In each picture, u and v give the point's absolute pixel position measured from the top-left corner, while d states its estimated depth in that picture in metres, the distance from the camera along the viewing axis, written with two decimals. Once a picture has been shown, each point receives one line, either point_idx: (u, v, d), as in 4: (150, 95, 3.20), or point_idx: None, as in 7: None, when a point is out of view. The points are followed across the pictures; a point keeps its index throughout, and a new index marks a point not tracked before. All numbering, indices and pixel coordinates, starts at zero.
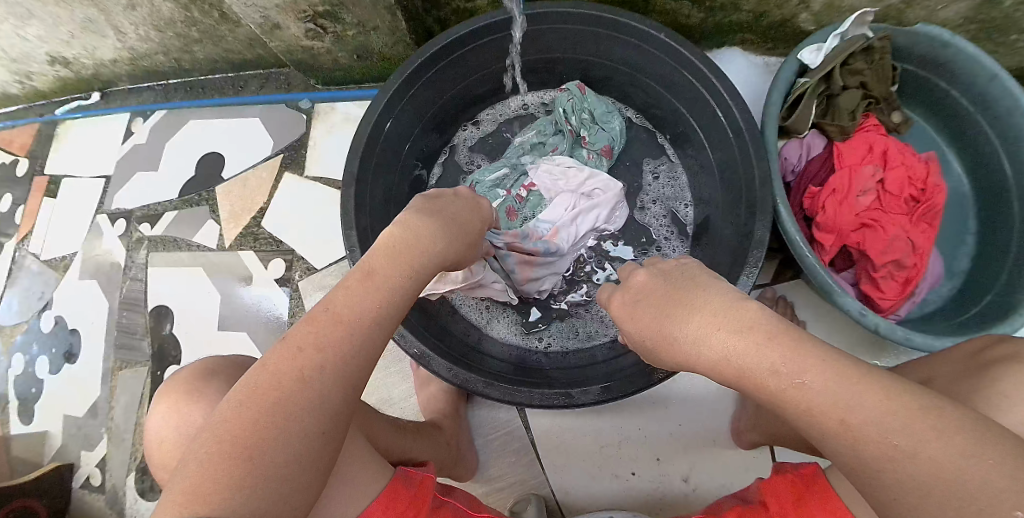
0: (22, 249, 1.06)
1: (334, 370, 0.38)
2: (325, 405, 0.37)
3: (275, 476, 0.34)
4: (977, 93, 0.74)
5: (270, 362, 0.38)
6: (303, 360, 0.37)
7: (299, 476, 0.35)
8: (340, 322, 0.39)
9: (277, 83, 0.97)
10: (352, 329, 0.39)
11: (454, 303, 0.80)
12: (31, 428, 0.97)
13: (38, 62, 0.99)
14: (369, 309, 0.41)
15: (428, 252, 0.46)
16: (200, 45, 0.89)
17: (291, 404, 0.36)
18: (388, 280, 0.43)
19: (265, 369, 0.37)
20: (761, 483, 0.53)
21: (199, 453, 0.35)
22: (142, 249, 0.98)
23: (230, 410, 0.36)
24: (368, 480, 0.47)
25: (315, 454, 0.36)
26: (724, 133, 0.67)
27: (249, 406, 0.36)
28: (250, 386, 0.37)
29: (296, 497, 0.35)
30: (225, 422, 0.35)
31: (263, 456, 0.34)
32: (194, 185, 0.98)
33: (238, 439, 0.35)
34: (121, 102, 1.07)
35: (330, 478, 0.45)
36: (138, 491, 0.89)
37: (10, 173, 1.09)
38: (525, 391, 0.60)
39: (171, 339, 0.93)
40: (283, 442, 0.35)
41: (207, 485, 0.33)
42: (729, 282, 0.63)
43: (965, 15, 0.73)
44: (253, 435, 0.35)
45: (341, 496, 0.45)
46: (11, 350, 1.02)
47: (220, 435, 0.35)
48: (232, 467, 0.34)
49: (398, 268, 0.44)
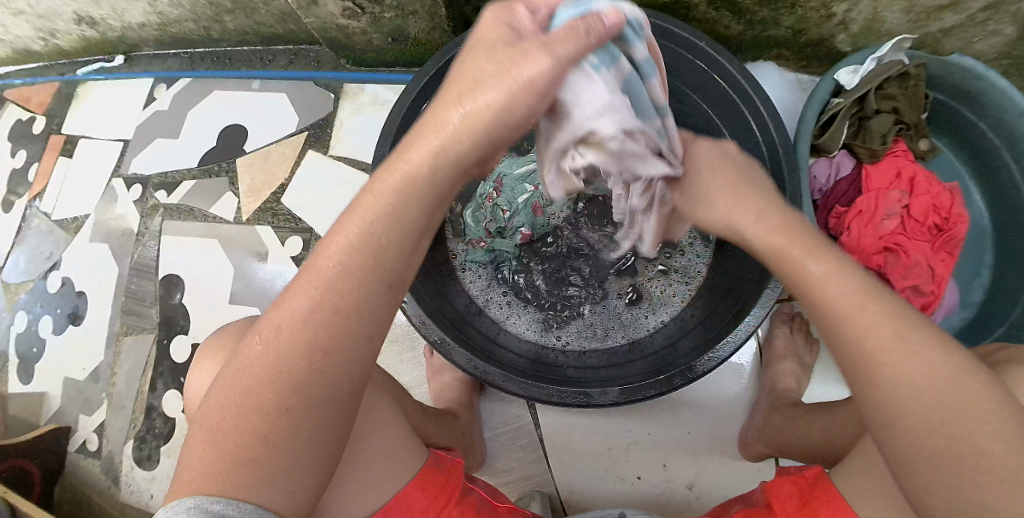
0: (33, 206, 1.05)
1: (321, 360, 0.36)
2: (319, 394, 0.36)
3: (282, 469, 0.36)
4: (1004, 127, 0.74)
5: (252, 344, 0.37)
6: (284, 346, 0.36)
7: (309, 465, 0.37)
8: (324, 287, 0.36)
9: (307, 60, 0.96)
10: (335, 295, 0.36)
11: (474, 298, 0.81)
12: (29, 387, 0.97)
13: (65, 20, 0.98)
14: (355, 269, 0.36)
15: (478, 104, 0.34)
16: (232, 15, 0.89)
17: (281, 398, 0.36)
18: (377, 214, 0.37)
19: (245, 353, 0.37)
20: (765, 486, 0.52)
21: (202, 443, 0.37)
22: (157, 217, 0.97)
23: (220, 401, 0.37)
24: (408, 456, 0.49)
25: (318, 443, 0.37)
26: (757, 147, 0.67)
27: (237, 398, 0.36)
28: (234, 378, 0.37)
29: (310, 480, 0.37)
30: (208, 406, 0.38)
31: (262, 451, 0.36)
32: (214, 156, 0.97)
33: (233, 434, 0.36)
34: (145, 66, 1.06)
35: (368, 456, 0.46)
36: (135, 460, 0.88)
37: (28, 130, 1.09)
38: (543, 387, 0.61)
39: (181, 309, 0.92)
40: (281, 435, 0.36)
41: (214, 478, 0.36)
42: (754, 293, 0.63)
43: (999, 49, 0.73)
44: (247, 431, 0.36)
45: (377, 471, 0.46)
46: (15, 308, 1.01)
47: (219, 426, 0.37)
48: (235, 461, 0.36)
49: (396, 179, 0.36)
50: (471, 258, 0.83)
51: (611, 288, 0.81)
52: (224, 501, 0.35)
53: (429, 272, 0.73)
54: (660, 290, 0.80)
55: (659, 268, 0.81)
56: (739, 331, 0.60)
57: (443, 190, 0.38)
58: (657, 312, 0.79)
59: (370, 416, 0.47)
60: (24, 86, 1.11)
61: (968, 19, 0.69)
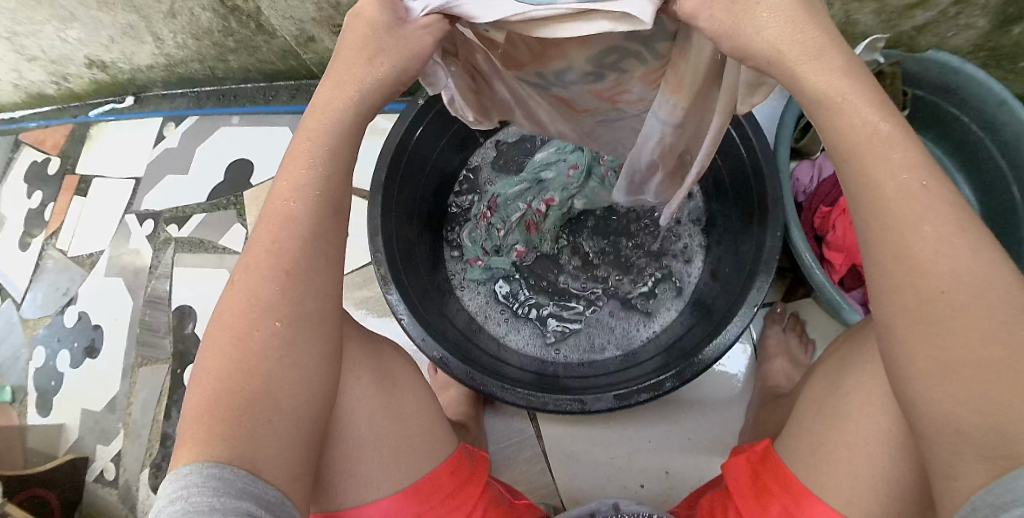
0: (50, 243, 1.09)
1: (294, 317, 0.39)
2: (294, 353, 0.39)
3: (270, 427, 0.38)
4: (989, 117, 0.76)
5: (225, 312, 0.40)
6: (254, 301, 0.39)
7: (294, 426, 0.39)
8: (274, 237, 0.39)
9: (308, 94, 1.00)
10: (290, 249, 0.39)
11: (474, 315, 0.84)
12: (47, 420, 0.99)
13: (77, 65, 1.02)
14: (303, 221, 0.39)
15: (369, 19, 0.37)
16: (235, 54, 0.93)
17: (262, 354, 0.38)
18: (314, 158, 0.39)
19: (220, 315, 0.40)
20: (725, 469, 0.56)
21: (188, 413, 0.38)
22: (169, 250, 1.00)
23: (203, 365, 0.39)
24: (429, 454, 0.52)
25: (299, 403, 0.39)
26: (739, 155, 0.69)
27: (218, 357, 0.39)
28: (213, 337, 0.40)
29: (291, 438, 0.39)
30: (207, 367, 0.39)
31: (243, 404, 0.37)
32: (222, 190, 1.01)
33: (217, 391, 0.38)
34: (154, 106, 1.10)
35: (387, 455, 0.50)
36: (150, 488, 0.91)
37: (43, 172, 1.13)
38: (540, 396, 0.64)
39: (193, 339, 0.95)
40: (264, 391, 0.38)
41: (200, 434, 0.36)
42: (740, 295, 0.65)
43: (973, 42, 0.76)
44: (230, 386, 0.38)
45: (397, 468, 0.50)
46: (33, 343, 1.04)
47: (205, 387, 0.38)
48: (223, 416, 0.37)
49: (330, 117, 0.39)
50: (469, 277, 0.85)
51: (607, 301, 0.84)
52: (220, 465, 0.35)
53: (429, 291, 0.76)
54: (655, 301, 0.82)
55: (650, 280, 0.84)
56: (728, 335, 0.62)
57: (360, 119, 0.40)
58: (651, 323, 0.81)
59: (414, 389, 0.54)
60: (39, 128, 1.16)
61: (941, 15, 0.71)
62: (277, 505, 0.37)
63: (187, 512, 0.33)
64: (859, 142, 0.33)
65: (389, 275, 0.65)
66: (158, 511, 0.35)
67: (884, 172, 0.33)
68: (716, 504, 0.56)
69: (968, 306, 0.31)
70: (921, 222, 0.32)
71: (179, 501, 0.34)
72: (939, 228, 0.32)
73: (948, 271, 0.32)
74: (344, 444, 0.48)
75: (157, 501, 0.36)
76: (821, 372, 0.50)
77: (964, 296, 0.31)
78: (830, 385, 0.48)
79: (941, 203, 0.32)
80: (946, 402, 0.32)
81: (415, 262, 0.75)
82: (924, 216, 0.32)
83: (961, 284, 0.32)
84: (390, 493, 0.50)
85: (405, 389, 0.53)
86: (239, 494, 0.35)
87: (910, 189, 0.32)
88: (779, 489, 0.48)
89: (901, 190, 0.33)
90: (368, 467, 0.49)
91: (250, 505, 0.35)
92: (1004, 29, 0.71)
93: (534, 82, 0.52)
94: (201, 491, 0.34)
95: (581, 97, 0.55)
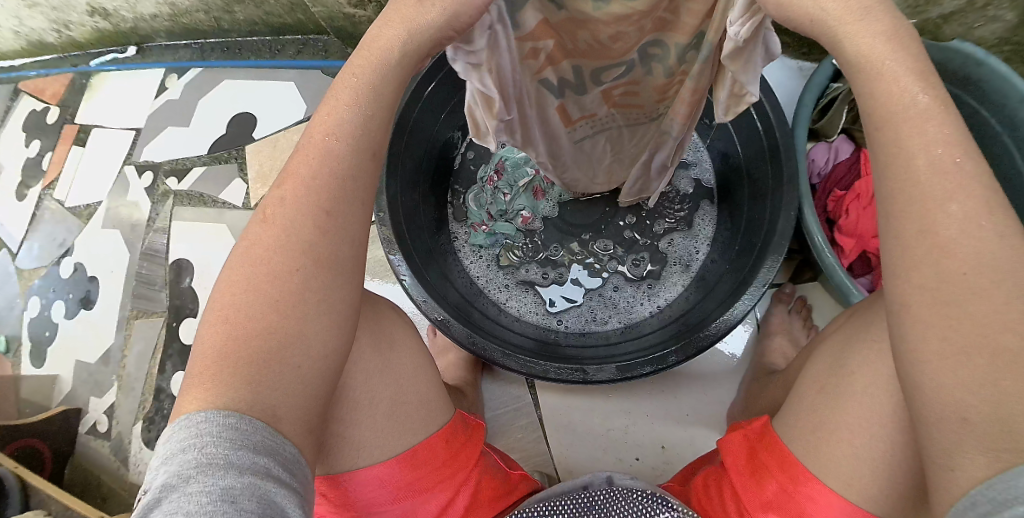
0: (47, 194, 1.08)
1: (326, 260, 0.39)
2: (331, 299, 0.39)
3: (298, 374, 0.37)
4: (1005, 114, 0.74)
5: (256, 241, 0.38)
6: (289, 238, 0.38)
7: (318, 376, 0.38)
8: (313, 172, 0.38)
9: (315, 49, 0.98)
10: (321, 187, 0.38)
11: (476, 280, 0.83)
12: (41, 371, 0.99)
13: (79, 12, 0.99)
14: (339, 157, 0.39)
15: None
16: (242, 6, 0.90)
17: (297, 295, 0.38)
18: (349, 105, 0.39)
19: (249, 249, 0.39)
20: (719, 442, 0.55)
21: (204, 349, 0.37)
22: (168, 202, 0.99)
23: (229, 297, 0.37)
24: (426, 417, 0.52)
25: (327, 352, 0.39)
26: (755, 130, 0.68)
27: (256, 294, 0.37)
28: (237, 272, 0.38)
29: (314, 389, 0.38)
30: (222, 308, 0.37)
31: (273, 351, 0.36)
32: (225, 141, 0.99)
33: (245, 328, 0.37)
34: (157, 57, 1.08)
35: (381, 414, 0.49)
36: (143, 441, 0.91)
37: (42, 121, 1.11)
38: (541, 364, 0.64)
39: (189, 293, 0.94)
40: (296, 335, 0.37)
41: (224, 374, 0.35)
42: (748, 272, 0.64)
43: (1000, 35, 0.74)
44: (262, 327, 0.37)
45: (393, 427, 0.50)
46: (28, 293, 1.03)
47: (219, 329, 0.37)
48: (247, 359, 0.36)
49: (374, 59, 0.39)
50: (473, 241, 0.84)
51: (611, 275, 0.83)
52: (237, 417, 0.34)
53: (432, 253, 0.75)
54: (662, 275, 0.81)
55: (656, 256, 0.82)
56: (732, 313, 0.62)
57: (393, 78, 0.40)
58: (655, 297, 0.81)
59: (412, 357, 0.53)
60: (38, 77, 1.14)
61: (968, 4, 0.70)
62: (291, 462, 0.36)
63: (200, 463, 0.32)
64: (896, 112, 0.32)
65: (393, 235, 0.64)
66: (163, 457, 0.33)
67: (920, 142, 0.32)
68: (711, 477, 0.55)
69: (987, 290, 0.31)
70: (949, 200, 0.31)
71: (190, 450, 0.33)
72: (969, 206, 0.31)
73: (975, 250, 0.31)
74: (336, 404, 0.47)
75: (160, 446, 0.34)
76: (822, 356, 0.50)
77: (984, 280, 0.31)
78: (834, 363, 0.47)
79: (972, 183, 0.31)
80: (950, 381, 0.31)
81: (418, 221, 0.74)
82: (953, 194, 0.31)
83: (984, 264, 0.31)
84: (384, 459, 0.49)
85: (402, 355, 0.52)
86: (257, 450, 0.34)
87: (942, 165, 0.31)
88: (775, 467, 0.48)
89: (933, 163, 0.31)
90: (361, 433, 0.48)
91: (266, 462, 0.34)
92: None
93: (555, 84, 0.58)
94: (216, 442, 0.33)
95: (587, 101, 0.61)
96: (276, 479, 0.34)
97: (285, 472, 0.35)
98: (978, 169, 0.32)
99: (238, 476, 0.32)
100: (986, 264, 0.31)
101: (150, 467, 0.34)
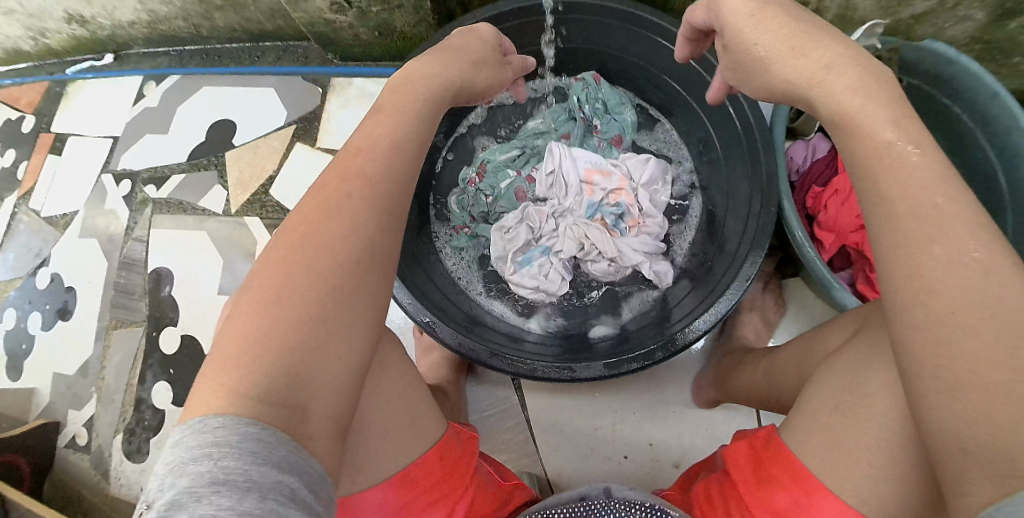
0: (22, 203, 1.06)
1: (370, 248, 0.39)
2: None
3: (336, 368, 0.35)
4: (977, 111, 0.75)
5: (292, 230, 0.38)
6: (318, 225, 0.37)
7: (352, 375, 0.36)
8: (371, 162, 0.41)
9: (295, 56, 0.98)
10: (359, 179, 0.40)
11: (460, 283, 0.83)
12: (18, 384, 0.97)
13: (55, 19, 0.98)
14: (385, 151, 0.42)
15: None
16: (222, 12, 0.90)
17: (338, 284, 0.36)
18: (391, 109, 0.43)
19: (290, 235, 0.38)
20: (724, 451, 0.52)
21: (229, 343, 0.34)
22: (147, 210, 0.98)
23: (262, 286, 0.35)
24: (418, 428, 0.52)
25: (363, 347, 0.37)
26: (734, 128, 0.69)
27: (263, 282, 0.36)
28: (272, 258, 0.37)
29: (348, 387, 0.36)
30: (253, 295, 0.35)
31: (315, 339, 0.34)
32: (205, 148, 0.99)
33: (272, 320, 0.34)
34: (135, 64, 1.07)
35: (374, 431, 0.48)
36: (125, 452, 0.89)
37: (16, 130, 1.09)
38: (528, 363, 0.64)
39: (170, 301, 0.93)
40: (336, 327, 0.35)
41: (261, 363, 0.33)
42: (731, 267, 0.65)
43: (970, 34, 0.76)
44: (300, 317, 0.34)
45: (388, 446, 0.49)
46: (4, 305, 1.01)
47: (251, 316, 0.34)
48: (282, 350, 0.33)
49: None
50: (454, 242, 0.84)
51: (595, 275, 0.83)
52: (261, 427, 0.31)
53: (416, 256, 0.75)
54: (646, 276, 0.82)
55: None
56: (717, 307, 0.62)
57: None
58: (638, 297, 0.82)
59: (400, 361, 0.54)
60: (12, 86, 1.12)
61: (939, 4, 0.71)
62: (316, 481, 0.33)
63: (217, 479, 0.28)
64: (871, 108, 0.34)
65: None
66: (169, 469, 0.29)
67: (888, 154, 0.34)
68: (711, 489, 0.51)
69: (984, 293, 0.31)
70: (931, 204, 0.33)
71: (206, 461, 0.29)
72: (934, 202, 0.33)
73: (956, 249, 0.32)
74: None
75: (167, 454, 0.31)
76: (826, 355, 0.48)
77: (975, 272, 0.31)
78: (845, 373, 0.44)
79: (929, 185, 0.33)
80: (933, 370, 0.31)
81: None
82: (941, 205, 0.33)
83: (967, 260, 0.31)
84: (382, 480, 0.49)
85: (389, 360, 0.52)
86: (279, 467, 0.31)
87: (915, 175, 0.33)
88: (785, 480, 0.44)
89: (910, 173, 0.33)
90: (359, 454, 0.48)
91: (290, 482, 0.31)
92: (1003, 21, 0.72)
93: None
94: (237, 455, 0.30)
95: None
96: (298, 503, 0.30)
97: (309, 494, 0.32)
98: (932, 169, 0.34)
99: (259, 499, 0.29)
100: (963, 257, 0.31)
101: (153, 478, 0.30)
